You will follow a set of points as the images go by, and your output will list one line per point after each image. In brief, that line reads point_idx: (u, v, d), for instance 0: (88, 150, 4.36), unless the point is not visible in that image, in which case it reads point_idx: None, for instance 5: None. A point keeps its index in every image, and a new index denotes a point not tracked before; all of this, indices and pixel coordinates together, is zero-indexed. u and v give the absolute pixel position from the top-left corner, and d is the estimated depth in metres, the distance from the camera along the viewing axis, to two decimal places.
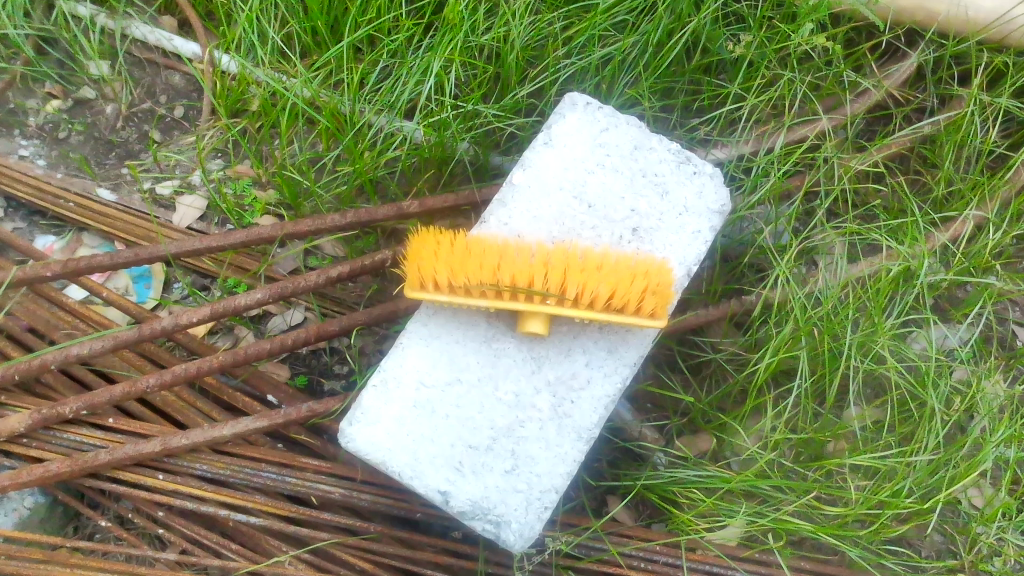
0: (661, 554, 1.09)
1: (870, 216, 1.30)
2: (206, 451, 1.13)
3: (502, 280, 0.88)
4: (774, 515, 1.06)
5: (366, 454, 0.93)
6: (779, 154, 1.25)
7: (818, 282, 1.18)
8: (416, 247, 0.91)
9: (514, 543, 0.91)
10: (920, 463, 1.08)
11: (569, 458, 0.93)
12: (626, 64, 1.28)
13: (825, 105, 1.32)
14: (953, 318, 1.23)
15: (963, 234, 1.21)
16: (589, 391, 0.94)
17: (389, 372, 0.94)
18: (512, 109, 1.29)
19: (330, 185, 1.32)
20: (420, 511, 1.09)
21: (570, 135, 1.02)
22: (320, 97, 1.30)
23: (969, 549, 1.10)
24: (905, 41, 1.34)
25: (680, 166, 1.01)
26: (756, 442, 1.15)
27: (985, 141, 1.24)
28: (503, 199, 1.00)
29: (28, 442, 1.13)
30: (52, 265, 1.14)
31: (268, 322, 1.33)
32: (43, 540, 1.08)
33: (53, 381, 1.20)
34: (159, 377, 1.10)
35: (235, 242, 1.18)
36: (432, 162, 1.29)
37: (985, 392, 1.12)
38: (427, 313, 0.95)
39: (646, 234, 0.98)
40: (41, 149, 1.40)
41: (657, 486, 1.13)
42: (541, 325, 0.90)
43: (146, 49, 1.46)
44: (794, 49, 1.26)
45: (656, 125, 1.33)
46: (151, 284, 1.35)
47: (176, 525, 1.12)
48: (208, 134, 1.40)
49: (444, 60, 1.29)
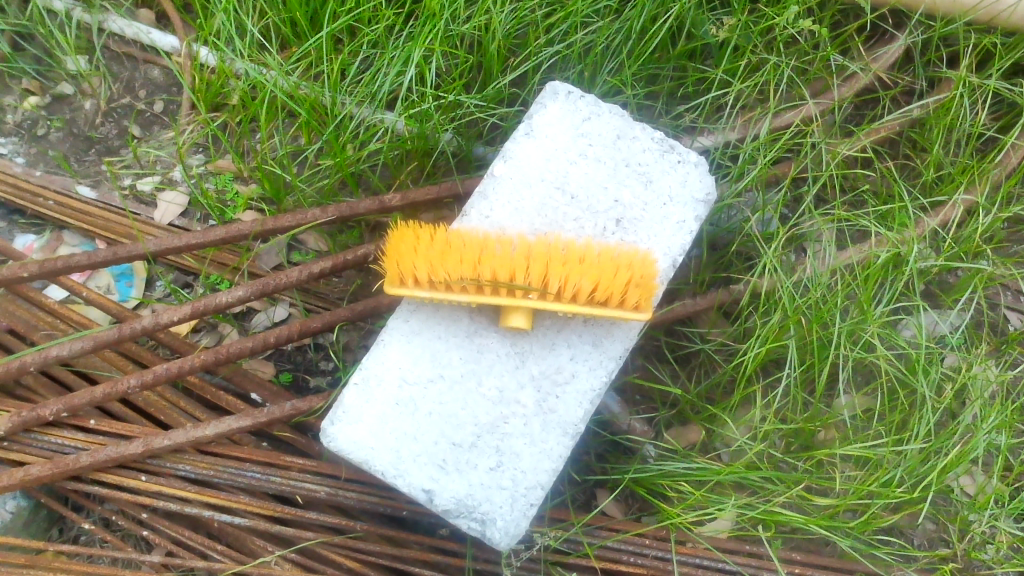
0: (651, 548, 1.07)
1: (859, 202, 1.29)
2: (190, 452, 1.11)
3: (482, 274, 0.87)
4: (763, 507, 1.05)
5: (348, 453, 0.92)
6: (765, 141, 1.23)
7: (806, 269, 1.17)
8: (394, 242, 0.89)
9: (500, 541, 0.90)
10: (910, 452, 1.07)
11: (554, 453, 0.92)
12: (610, 52, 1.26)
13: (813, 90, 1.30)
14: (944, 304, 1.22)
15: (953, 219, 1.20)
16: (574, 385, 0.92)
17: (370, 370, 0.93)
18: (494, 99, 1.27)
19: (313, 179, 1.30)
20: (407, 509, 1.08)
21: (551, 125, 1.00)
22: (300, 89, 1.27)
23: (961, 538, 1.09)
24: (894, 24, 1.32)
25: (664, 154, 0.99)
26: (746, 433, 1.14)
27: (975, 124, 1.23)
28: (484, 191, 0.98)
29: (9, 445, 1.11)
30: (29, 264, 1.11)
31: (252, 319, 1.31)
32: (25, 544, 1.07)
33: (34, 383, 1.18)
34: (141, 378, 1.08)
35: (215, 239, 1.16)
36: (415, 153, 1.27)
37: (976, 378, 1.11)
38: (409, 308, 0.94)
39: (629, 225, 0.97)
40: (19, 146, 1.38)
41: (646, 479, 1.11)
42: (524, 319, 0.88)
43: (124, 43, 1.42)
44: (780, 32, 1.24)
45: (642, 114, 1.31)
46: (133, 282, 1.33)
47: (161, 526, 1.11)
48: (188, 129, 1.37)
49: (425, 50, 1.27)
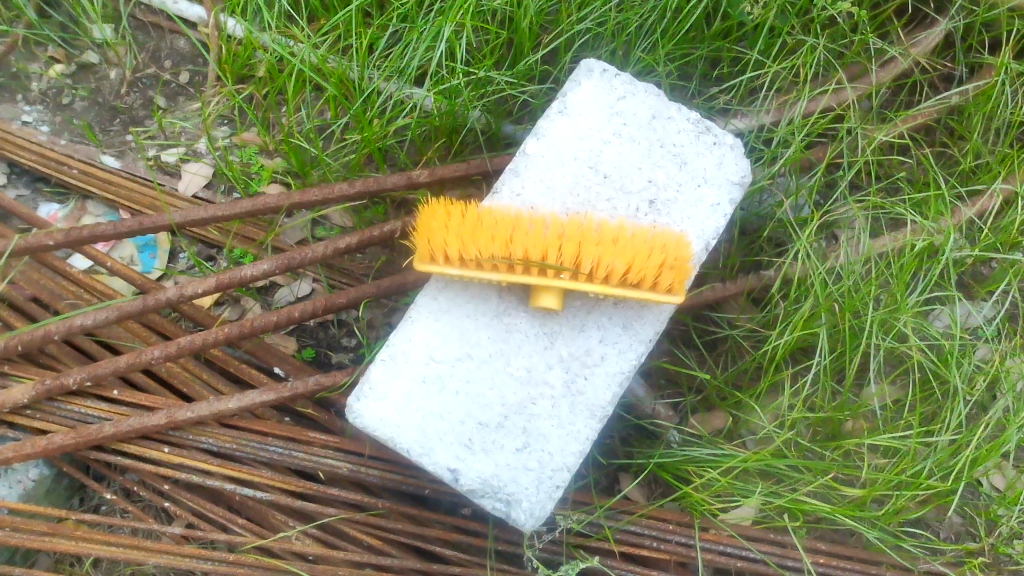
0: (674, 534, 1.07)
1: (894, 189, 1.26)
2: (212, 425, 1.11)
3: (514, 253, 0.85)
4: (789, 496, 1.05)
5: (374, 430, 0.91)
6: (800, 125, 1.21)
7: (840, 256, 1.15)
8: (425, 219, 0.88)
9: (525, 522, 0.90)
10: (940, 444, 1.05)
11: (582, 436, 0.91)
12: (644, 31, 1.23)
13: (849, 74, 1.27)
14: (978, 295, 1.20)
15: (991, 209, 1.17)
16: (603, 367, 0.91)
17: (397, 347, 0.92)
18: (525, 76, 1.25)
19: (339, 154, 1.29)
20: (429, 487, 1.08)
21: (585, 103, 0.98)
22: (327, 63, 1.26)
23: (989, 532, 1.08)
24: (935, 8, 1.30)
25: (700, 136, 0.97)
26: (773, 421, 1.13)
27: (1017, 112, 1.19)
28: (516, 169, 0.96)
29: (32, 413, 1.12)
30: (55, 233, 1.10)
31: (276, 294, 1.31)
32: (47, 513, 1.08)
33: (57, 352, 1.18)
34: (164, 349, 1.08)
35: (241, 211, 1.14)
36: (442, 130, 1.25)
37: (1010, 372, 1.09)
38: (437, 286, 0.92)
39: (663, 206, 0.95)
40: (45, 115, 1.37)
41: (670, 465, 1.10)
42: (554, 300, 0.87)
43: (150, 12, 1.41)
44: (818, 13, 1.21)
45: (674, 94, 1.29)
46: (156, 254, 1.33)
47: (181, 498, 1.12)
48: (214, 101, 1.36)
49: (455, 25, 1.24)
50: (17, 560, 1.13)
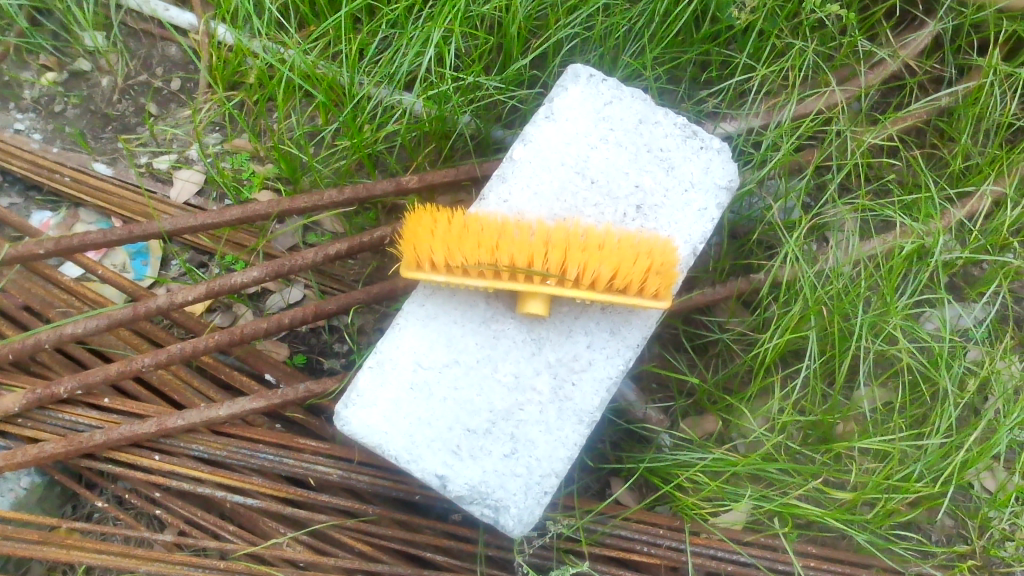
0: (665, 538, 1.07)
1: (883, 191, 1.26)
2: (203, 433, 1.12)
3: (500, 260, 0.85)
4: (780, 499, 1.05)
5: (362, 437, 0.91)
6: (789, 128, 1.21)
7: (829, 259, 1.15)
8: (412, 226, 0.88)
9: (513, 528, 0.90)
10: (931, 447, 1.05)
11: (570, 442, 0.91)
12: (632, 35, 1.23)
13: (839, 77, 1.28)
14: (969, 296, 1.20)
15: (980, 211, 1.17)
16: (591, 372, 0.92)
17: (384, 354, 0.92)
18: (513, 81, 1.26)
19: (329, 160, 1.29)
20: (419, 493, 1.08)
21: (571, 108, 0.98)
22: (318, 69, 1.26)
23: (980, 534, 1.08)
24: (924, 10, 1.30)
25: (686, 140, 0.97)
26: (764, 424, 1.13)
27: (1005, 113, 1.19)
28: (503, 174, 0.96)
29: (24, 422, 1.12)
30: (45, 242, 1.10)
31: (267, 300, 1.31)
32: (38, 522, 1.08)
33: (48, 360, 1.19)
34: (154, 357, 1.08)
35: (231, 218, 1.14)
36: (432, 135, 1.26)
37: (1000, 374, 1.09)
38: (425, 292, 0.93)
39: (650, 211, 0.95)
40: (37, 123, 1.38)
41: (660, 469, 1.11)
42: (541, 306, 0.87)
43: (142, 19, 1.41)
44: (807, 16, 1.21)
45: (663, 98, 1.29)
46: (148, 261, 1.33)
47: (173, 506, 1.12)
48: (205, 108, 1.36)
49: (444, 30, 1.24)
50: (9, 568, 1.13)
